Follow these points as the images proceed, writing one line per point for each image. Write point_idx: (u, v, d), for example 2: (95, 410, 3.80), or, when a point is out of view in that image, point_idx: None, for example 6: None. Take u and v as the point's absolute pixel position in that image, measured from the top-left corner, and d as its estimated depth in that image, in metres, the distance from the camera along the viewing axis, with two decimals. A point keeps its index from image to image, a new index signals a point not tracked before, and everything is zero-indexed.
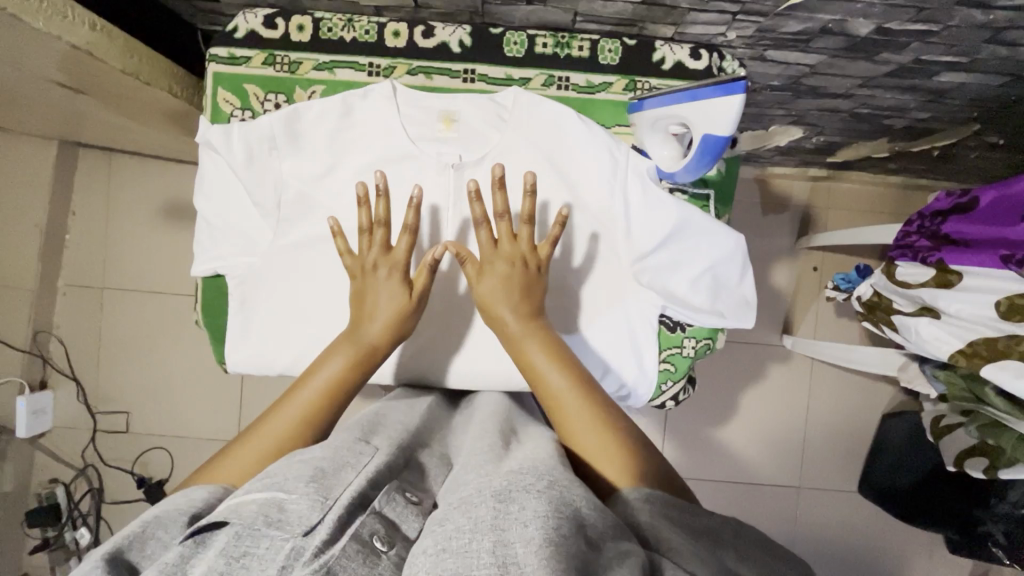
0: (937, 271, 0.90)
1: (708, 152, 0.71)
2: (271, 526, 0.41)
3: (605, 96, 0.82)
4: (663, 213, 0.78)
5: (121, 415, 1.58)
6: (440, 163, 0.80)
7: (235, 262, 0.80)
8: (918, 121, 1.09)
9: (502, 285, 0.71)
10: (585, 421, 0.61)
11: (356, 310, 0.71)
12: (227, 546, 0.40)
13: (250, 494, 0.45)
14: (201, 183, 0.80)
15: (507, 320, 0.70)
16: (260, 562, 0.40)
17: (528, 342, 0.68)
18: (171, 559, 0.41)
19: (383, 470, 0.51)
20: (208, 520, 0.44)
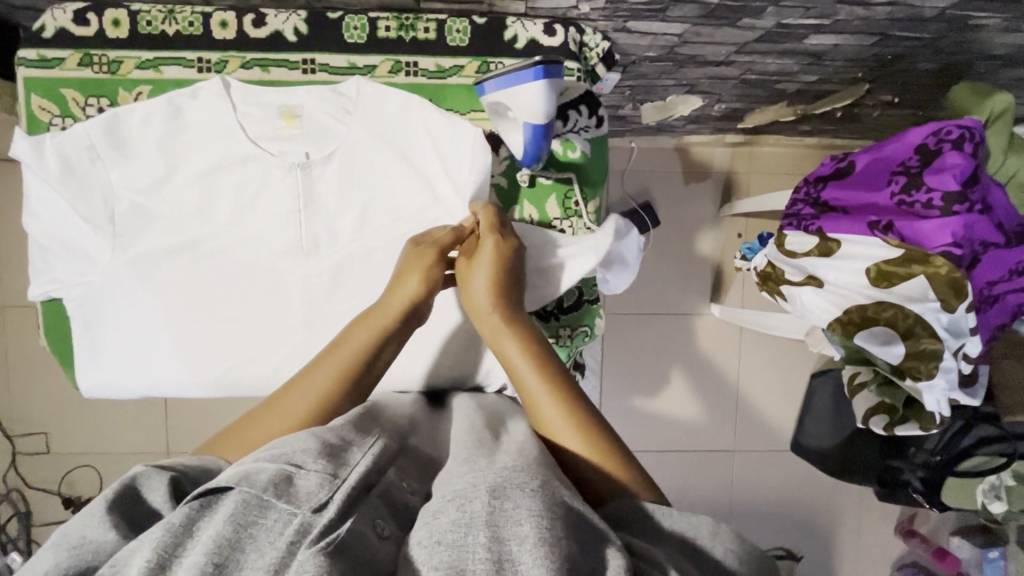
0: (819, 240, 0.87)
1: (534, 139, 0.69)
2: (279, 498, 0.39)
3: (458, 81, 0.77)
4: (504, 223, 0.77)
5: (39, 436, 1.52)
6: (286, 162, 0.76)
7: (71, 284, 0.75)
8: (809, 83, 1.07)
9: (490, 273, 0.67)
10: (562, 419, 0.56)
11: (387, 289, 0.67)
12: (235, 513, 0.38)
13: (258, 462, 0.42)
14: (25, 201, 0.73)
15: (490, 313, 0.65)
16: (267, 534, 0.38)
17: (505, 338, 0.63)
18: (177, 517, 0.39)
19: (388, 450, 0.48)
20: (217, 482, 0.41)
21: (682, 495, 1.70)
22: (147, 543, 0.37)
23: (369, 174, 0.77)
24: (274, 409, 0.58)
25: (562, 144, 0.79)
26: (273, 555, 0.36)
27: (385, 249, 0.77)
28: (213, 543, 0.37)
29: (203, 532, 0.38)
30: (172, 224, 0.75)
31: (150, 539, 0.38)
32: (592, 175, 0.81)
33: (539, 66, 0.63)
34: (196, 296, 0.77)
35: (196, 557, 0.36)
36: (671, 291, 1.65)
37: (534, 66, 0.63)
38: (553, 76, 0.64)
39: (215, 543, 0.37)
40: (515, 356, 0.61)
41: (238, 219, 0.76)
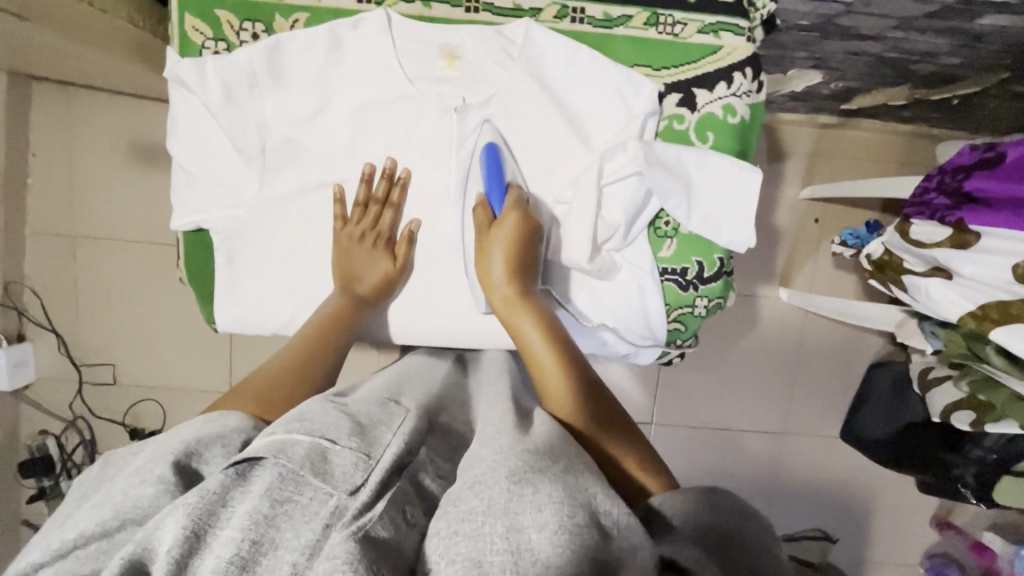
0: (955, 231, 0.87)
1: (490, 160, 0.72)
2: (316, 475, 0.38)
3: (625, 32, 0.74)
4: (625, 179, 0.75)
5: (107, 366, 1.53)
6: (443, 105, 0.74)
7: (216, 214, 0.74)
8: (945, 66, 1.02)
9: (507, 248, 0.69)
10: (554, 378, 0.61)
11: (338, 273, 0.74)
12: (270, 488, 0.37)
13: (293, 434, 0.41)
14: (172, 124, 0.73)
15: (504, 289, 0.69)
16: (302, 512, 0.37)
17: (521, 313, 0.67)
18: (212, 481, 0.37)
19: (416, 433, 0.48)
20: (251, 450, 0.39)
21: (728, 472, 1.73)
22: (180, 509, 0.36)
23: (523, 123, 0.76)
24: (238, 388, 0.59)
25: (722, 107, 0.77)
26: (309, 537, 0.36)
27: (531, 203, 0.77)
28: (247, 519, 0.36)
29: (238, 504, 0.37)
30: (323, 160, 0.75)
31: (184, 504, 0.36)
32: (749, 142, 0.79)
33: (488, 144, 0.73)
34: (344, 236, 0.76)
35: (231, 533, 0.35)
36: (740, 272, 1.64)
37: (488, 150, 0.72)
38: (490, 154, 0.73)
39: (251, 519, 0.35)
40: (528, 328, 0.66)
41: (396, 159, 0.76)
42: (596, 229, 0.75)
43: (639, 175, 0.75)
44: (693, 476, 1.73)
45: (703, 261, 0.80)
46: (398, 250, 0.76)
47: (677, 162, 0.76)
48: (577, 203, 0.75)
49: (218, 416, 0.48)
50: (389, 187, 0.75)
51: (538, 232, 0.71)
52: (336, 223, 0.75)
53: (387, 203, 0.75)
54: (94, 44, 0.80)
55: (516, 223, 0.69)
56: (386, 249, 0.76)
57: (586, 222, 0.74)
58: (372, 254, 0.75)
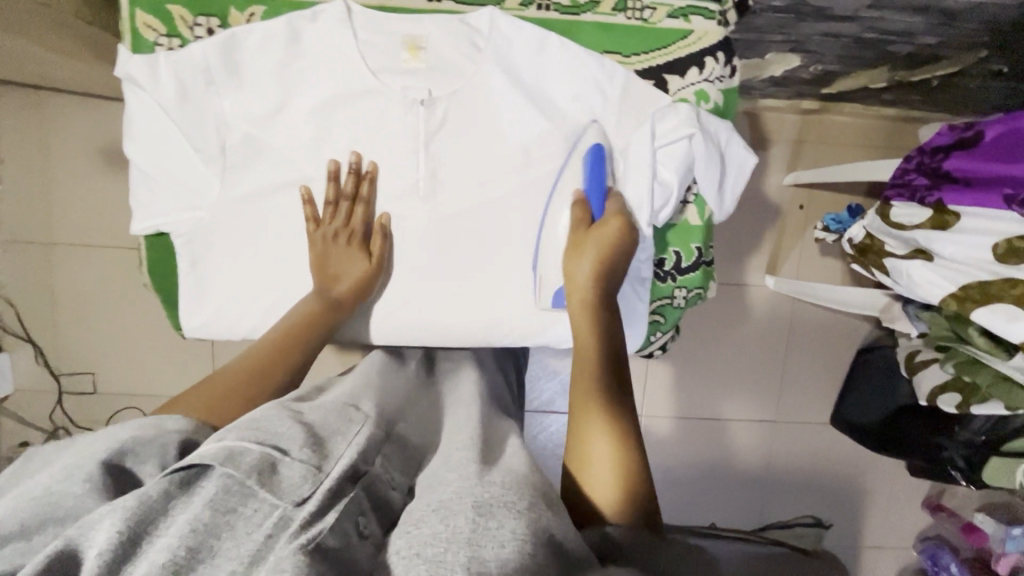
0: (934, 212, 0.86)
1: (595, 161, 0.71)
2: (262, 485, 0.36)
3: (592, 18, 0.72)
4: (677, 140, 0.72)
5: (87, 375, 1.51)
6: (407, 99, 0.72)
7: (176, 218, 0.72)
8: (924, 47, 1.01)
9: (601, 254, 0.65)
10: (598, 435, 0.49)
11: (315, 274, 0.71)
12: (215, 497, 0.35)
13: (241, 442, 0.39)
14: (127, 126, 0.70)
15: (585, 296, 0.63)
16: (245, 523, 0.34)
17: (590, 331, 0.58)
18: (153, 487, 0.35)
19: (371, 442, 0.45)
20: (198, 456, 0.37)
21: (719, 462, 1.73)
22: (113, 513, 0.33)
23: (492, 115, 0.74)
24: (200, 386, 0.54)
25: (695, 93, 0.75)
26: (250, 548, 0.33)
27: (505, 198, 0.75)
28: (186, 526, 0.33)
29: (178, 513, 0.34)
30: (286, 159, 0.73)
31: (119, 508, 0.34)
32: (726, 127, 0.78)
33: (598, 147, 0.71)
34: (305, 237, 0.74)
35: (167, 541, 0.32)
36: (727, 261, 1.63)
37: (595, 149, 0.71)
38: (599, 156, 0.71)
39: (190, 527, 0.33)
40: (594, 346, 0.57)
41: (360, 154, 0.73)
42: (652, 195, 0.73)
43: (690, 139, 0.72)
44: (686, 467, 1.72)
45: (681, 252, 0.80)
46: (372, 247, 0.74)
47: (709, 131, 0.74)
48: (631, 166, 0.73)
49: (162, 416, 0.45)
50: (357, 182, 0.73)
51: (630, 251, 0.67)
52: (308, 223, 0.73)
53: (357, 199, 0.73)
54: (47, 45, 0.77)
55: (619, 228, 0.67)
56: (361, 246, 0.73)
57: (644, 189, 0.72)
58: (348, 251, 0.72)
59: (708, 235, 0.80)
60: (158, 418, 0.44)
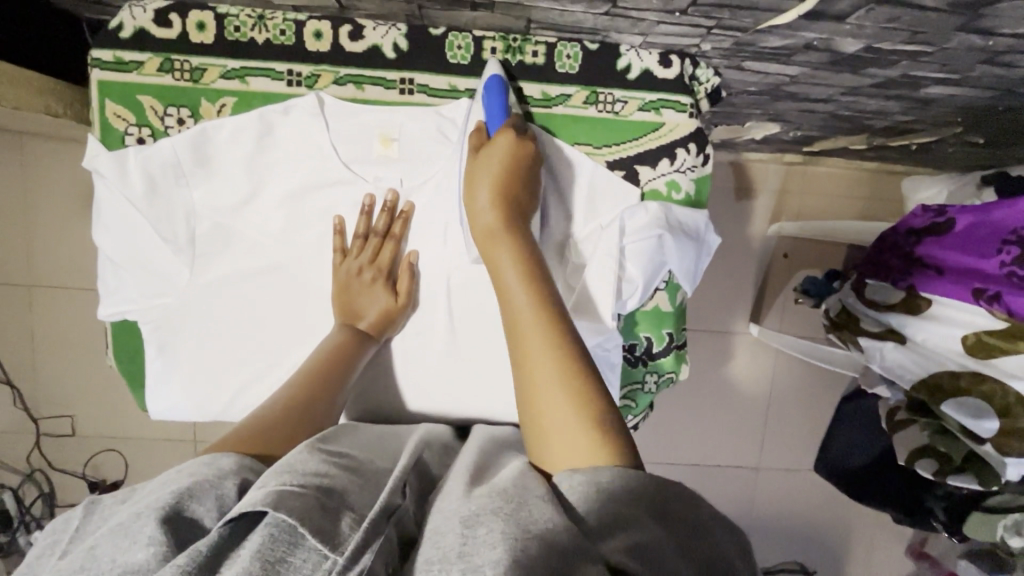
0: (906, 296, 0.88)
1: (493, 92, 0.68)
2: (310, 533, 0.38)
3: (564, 110, 0.73)
4: (639, 235, 0.73)
5: (65, 418, 1.47)
6: (379, 188, 0.73)
7: (145, 305, 0.72)
8: (899, 122, 1.02)
9: (496, 183, 0.64)
10: (549, 371, 0.49)
11: (340, 306, 0.72)
12: (262, 548, 0.37)
13: (282, 483, 0.41)
14: (96, 214, 0.70)
15: (490, 217, 0.62)
16: (295, 575, 0.37)
17: (504, 242, 0.60)
18: (203, 543, 0.38)
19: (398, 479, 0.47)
20: (246, 506, 0.40)
21: (703, 507, 1.72)
22: (170, 570, 0.35)
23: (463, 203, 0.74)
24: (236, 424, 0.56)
25: (666, 183, 0.76)
26: None
27: (479, 282, 0.76)
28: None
29: (227, 570, 0.36)
30: (256, 246, 0.73)
31: (175, 565, 0.36)
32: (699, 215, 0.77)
33: (495, 74, 0.68)
34: (290, 307, 0.74)
35: None
36: (712, 308, 1.63)
37: (494, 80, 0.67)
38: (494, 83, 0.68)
39: None
40: (513, 276, 0.57)
41: (350, 219, 0.74)
42: (618, 289, 0.74)
43: (660, 237, 0.74)
44: None
45: (652, 338, 0.80)
46: (400, 285, 0.74)
47: (681, 228, 0.75)
48: (596, 261, 0.74)
49: (214, 459, 0.47)
50: (390, 221, 0.73)
51: (533, 160, 0.67)
52: (336, 255, 0.73)
53: (388, 236, 0.73)
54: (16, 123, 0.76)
55: (510, 144, 0.66)
56: (387, 285, 0.73)
57: (607, 286, 0.73)
58: (374, 289, 0.72)
59: (679, 320, 0.81)
60: (206, 461, 0.47)
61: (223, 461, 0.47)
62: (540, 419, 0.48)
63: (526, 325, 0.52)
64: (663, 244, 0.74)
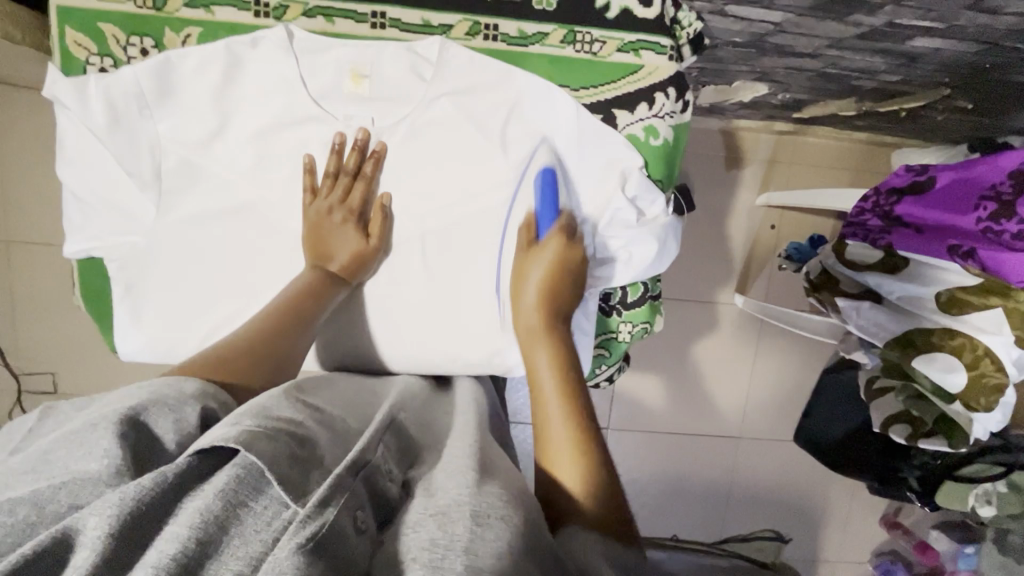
0: (885, 254, 0.89)
1: (546, 184, 0.70)
2: (277, 479, 0.35)
3: (540, 50, 0.71)
4: (656, 205, 0.75)
5: (45, 375, 1.38)
6: (351, 127, 0.72)
7: (111, 242, 0.71)
8: (888, 82, 1.01)
9: (546, 274, 0.67)
10: (558, 430, 0.54)
11: (309, 247, 0.71)
12: (225, 488, 0.34)
13: (255, 426, 0.38)
14: (59, 147, 0.69)
15: (531, 318, 0.65)
16: (253, 520, 0.34)
17: (540, 345, 0.62)
18: (170, 468, 0.35)
19: (375, 432, 0.45)
20: (218, 439, 0.37)
21: (684, 475, 1.74)
22: (126, 494, 0.33)
23: (439, 145, 0.73)
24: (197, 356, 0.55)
25: (644, 129, 0.74)
26: (255, 547, 0.33)
27: (453, 227, 0.75)
28: (196, 516, 0.33)
29: (189, 503, 0.34)
30: (224, 184, 0.72)
31: (131, 489, 0.33)
32: (670, 167, 0.76)
33: (546, 167, 0.71)
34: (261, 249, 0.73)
35: (176, 528, 0.32)
36: (698, 278, 1.62)
37: (545, 173, 0.70)
38: (546, 174, 0.71)
39: (200, 517, 0.32)
40: (531, 286, 0.67)
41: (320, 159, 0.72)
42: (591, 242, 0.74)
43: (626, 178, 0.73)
44: (651, 480, 1.73)
45: (626, 287, 0.79)
46: (371, 228, 0.73)
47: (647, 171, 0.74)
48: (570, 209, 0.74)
49: (179, 381, 0.45)
50: (361, 160, 0.72)
51: (581, 266, 0.70)
52: (306, 196, 0.72)
53: (359, 176, 0.72)
54: None
55: (559, 249, 0.68)
56: (359, 227, 0.72)
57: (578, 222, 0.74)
58: (345, 230, 0.71)
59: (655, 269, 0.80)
60: (171, 385, 0.45)
61: (189, 388, 0.45)
62: (547, 461, 0.53)
63: (547, 409, 0.56)
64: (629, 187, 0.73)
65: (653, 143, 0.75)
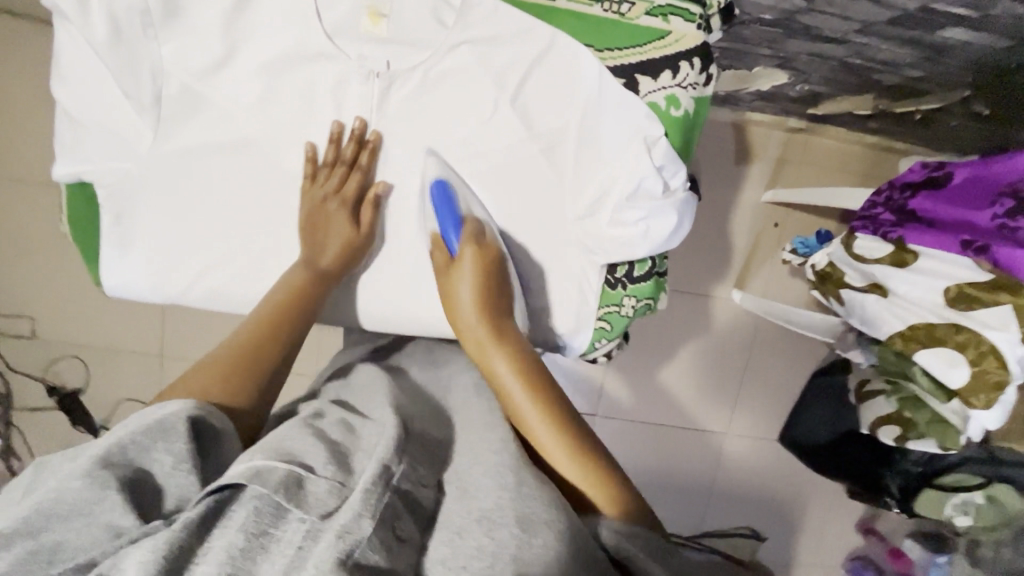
0: (895, 249, 0.86)
1: (439, 198, 0.69)
2: (293, 503, 0.40)
3: (567, 5, 0.67)
4: (678, 178, 0.72)
5: (24, 318, 1.26)
6: (362, 71, 0.68)
7: (103, 167, 0.67)
8: (910, 79, 1.00)
9: (478, 285, 0.67)
10: (552, 443, 0.55)
11: (307, 236, 0.69)
12: (248, 521, 0.39)
13: (264, 462, 0.42)
14: (54, 62, 0.65)
15: (477, 330, 0.65)
16: (279, 543, 0.39)
17: (495, 353, 0.63)
18: (191, 515, 0.39)
19: (391, 442, 0.47)
20: (231, 479, 0.41)
21: (668, 468, 1.73)
22: (150, 544, 0.37)
23: (455, 98, 0.70)
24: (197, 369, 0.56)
25: (666, 98, 0.71)
26: (283, 562, 0.37)
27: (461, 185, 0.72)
28: (225, 553, 0.37)
29: (216, 539, 0.38)
30: (227, 118, 0.68)
31: (155, 540, 0.37)
32: (688, 141, 0.75)
33: (439, 179, 0.69)
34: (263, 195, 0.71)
35: (209, 566, 0.36)
36: (698, 271, 1.61)
37: (437, 184, 0.69)
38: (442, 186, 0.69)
39: (228, 554, 0.37)
40: (466, 300, 0.66)
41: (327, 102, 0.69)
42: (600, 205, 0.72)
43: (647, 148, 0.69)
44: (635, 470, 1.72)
45: (633, 261, 0.76)
46: (363, 219, 0.71)
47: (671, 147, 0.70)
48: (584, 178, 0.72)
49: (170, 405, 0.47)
50: (357, 150, 0.70)
51: (499, 259, 0.69)
52: (305, 182, 0.70)
53: (355, 166, 0.70)
54: None
55: (472, 260, 0.67)
56: (352, 221, 0.71)
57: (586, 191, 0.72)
58: (340, 219, 0.70)
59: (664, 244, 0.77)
60: (158, 415, 0.45)
61: (178, 415, 0.46)
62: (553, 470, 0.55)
63: (526, 410, 0.58)
64: (650, 158, 0.69)
65: (675, 114, 0.72)
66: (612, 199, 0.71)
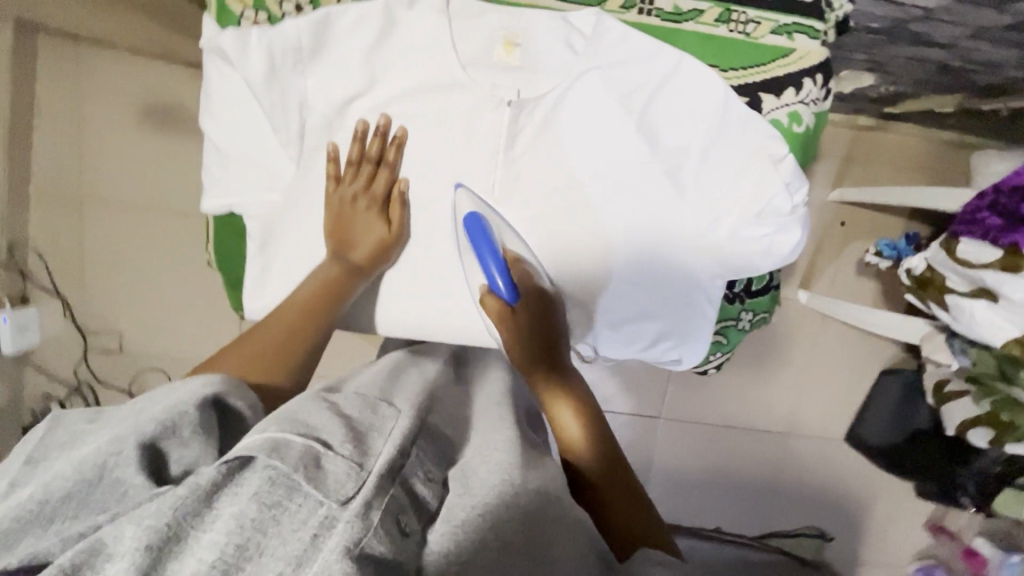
0: (1007, 254, 0.85)
1: (473, 228, 0.68)
2: (308, 481, 0.34)
3: (693, 27, 0.70)
4: (802, 193, 0.69)
5: (113, 333, 1.23)
6: (495, 98, 0.71)
7: (250, 199, 0.71)
8: (1006, 78, 0.99)
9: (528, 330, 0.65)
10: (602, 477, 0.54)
11: (333, 236, 0.69)
12: (258, 492, 0.33)
13: (278, 430, 0.36)
14: (206, 101, 0.69)
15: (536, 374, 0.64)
16: (290, 520, 0.33)
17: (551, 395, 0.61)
18: (198, 481, 0.33)
19: (409, 434, 0.43)
20: (243, 446, 0.34)
21: None
22: (157, 512, 0.32)
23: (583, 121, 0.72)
24: (237, 345, 0.55)
25: (789, 114, 0.71)
26: (296, 547, 0.32)
27: (581, 208, 0.74)
28: (234, 523, 0.32)
29: (224, 508, 0.33)
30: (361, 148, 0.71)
31: (163, 507, 0.32)
32: (808, 154, 0.75)
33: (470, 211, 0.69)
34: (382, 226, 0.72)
35: (213, 539, 0.31)
36: None
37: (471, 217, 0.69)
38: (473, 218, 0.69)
39: (235, 526, 0.32)
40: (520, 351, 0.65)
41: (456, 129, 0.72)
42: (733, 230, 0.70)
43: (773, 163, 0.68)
44: None
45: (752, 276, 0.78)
46: (392, 214, 0.71)
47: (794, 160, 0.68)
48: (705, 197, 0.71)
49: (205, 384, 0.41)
50: (384, 146, 0.70)
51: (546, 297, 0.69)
52: (330, 183, 0.70)
53: (382, 162, 0.71)
54: None
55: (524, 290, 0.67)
56: (381, 214, 0.71)
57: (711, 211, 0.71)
58: (368, 216, 0.70)
59: None
60: (189, 393, 0.39)
61: (206, 394, 0.39)
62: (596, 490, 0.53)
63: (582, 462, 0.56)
64: (778, 177, 0.67)
65: (797, 130, 0.72)
66: (736, 217, 0.70)
